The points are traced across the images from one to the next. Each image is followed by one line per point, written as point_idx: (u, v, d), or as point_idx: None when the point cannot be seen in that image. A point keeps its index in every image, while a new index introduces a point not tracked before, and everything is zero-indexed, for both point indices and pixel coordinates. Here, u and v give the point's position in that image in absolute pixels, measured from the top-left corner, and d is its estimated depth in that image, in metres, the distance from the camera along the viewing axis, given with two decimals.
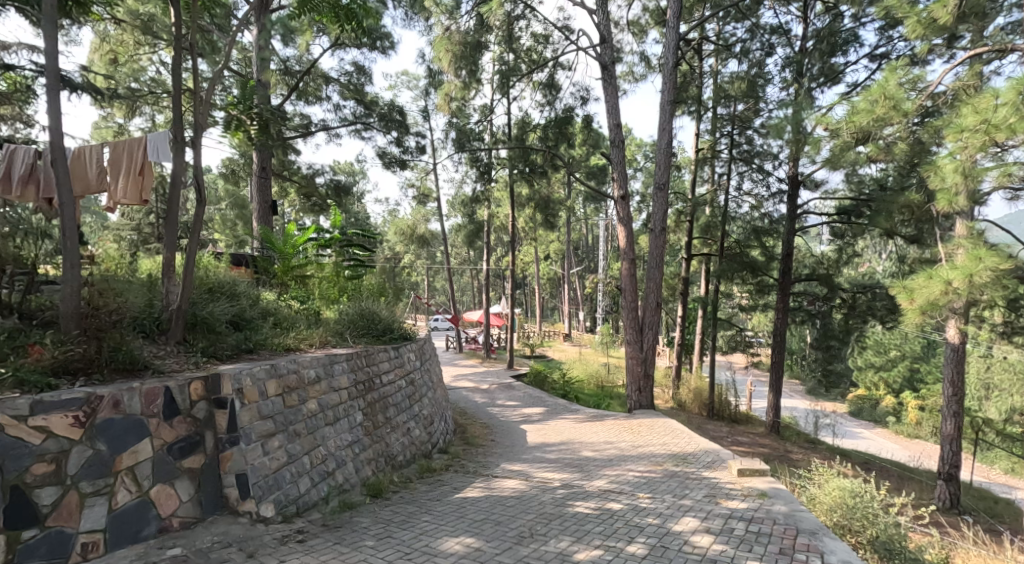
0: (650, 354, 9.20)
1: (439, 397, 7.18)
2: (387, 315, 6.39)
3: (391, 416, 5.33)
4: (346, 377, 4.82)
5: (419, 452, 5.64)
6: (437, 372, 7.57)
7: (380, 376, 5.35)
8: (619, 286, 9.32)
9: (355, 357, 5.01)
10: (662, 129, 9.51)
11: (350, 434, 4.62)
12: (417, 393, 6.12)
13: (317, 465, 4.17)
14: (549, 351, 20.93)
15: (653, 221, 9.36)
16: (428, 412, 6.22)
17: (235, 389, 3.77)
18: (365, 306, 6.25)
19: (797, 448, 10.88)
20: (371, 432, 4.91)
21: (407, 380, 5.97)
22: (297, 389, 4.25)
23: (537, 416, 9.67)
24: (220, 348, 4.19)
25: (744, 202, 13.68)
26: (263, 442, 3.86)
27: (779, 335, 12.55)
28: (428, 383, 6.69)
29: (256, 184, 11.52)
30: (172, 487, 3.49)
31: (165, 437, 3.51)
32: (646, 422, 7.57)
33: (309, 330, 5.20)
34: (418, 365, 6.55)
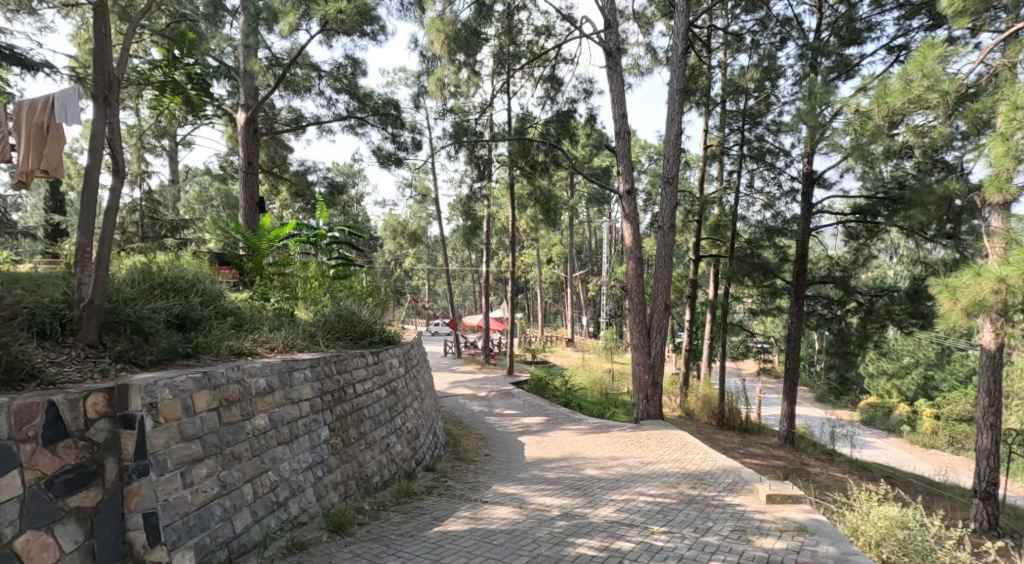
0: (658, 361, 8.57)
1: (429, 405, 6.62)
2: (370, 318, 5.81)
3: (366, 431, 4.76)
4: (308, 388, 4.23)
5: (399, 471, 5.06)
6: (426, 379, 6.99)
7: (353, 385, 4.77)
8: (624, 287, 8.72)
9: (321, 364, 4.43)
10: (671, 119, 8.92)
11: (311, 454, 4.07)
12: (400, 403, 5.54)
13: (262, 495, 3.62)
14: (551, 357, 20.33)
15: (662, 218, 8.74)
16: (413, 425, 5.64)
17: (147, 405, 3.13)
18: (344, 307, 5.67)
19: (814, 460, 10.24)
20: (338, 451, 4.35)
21: (389, 389, 5.40)
22: (239, 402, 3.66)
23: (537, 426, 9.05)
24: (143, 353, 3.57)
25: (755, 200, 13.07)
26: (185, 470, 3.25)
27: (792, 340, 11.91)
28: (415, 391, 6.12)
29: (242, 180, 10.87)
30: (50, 533, 2.78)
31: (43, 468, 2.80)
32: (655, 435, 6.94)
33: (273, 332, 4.62)
34: (403, 371, 5.97)
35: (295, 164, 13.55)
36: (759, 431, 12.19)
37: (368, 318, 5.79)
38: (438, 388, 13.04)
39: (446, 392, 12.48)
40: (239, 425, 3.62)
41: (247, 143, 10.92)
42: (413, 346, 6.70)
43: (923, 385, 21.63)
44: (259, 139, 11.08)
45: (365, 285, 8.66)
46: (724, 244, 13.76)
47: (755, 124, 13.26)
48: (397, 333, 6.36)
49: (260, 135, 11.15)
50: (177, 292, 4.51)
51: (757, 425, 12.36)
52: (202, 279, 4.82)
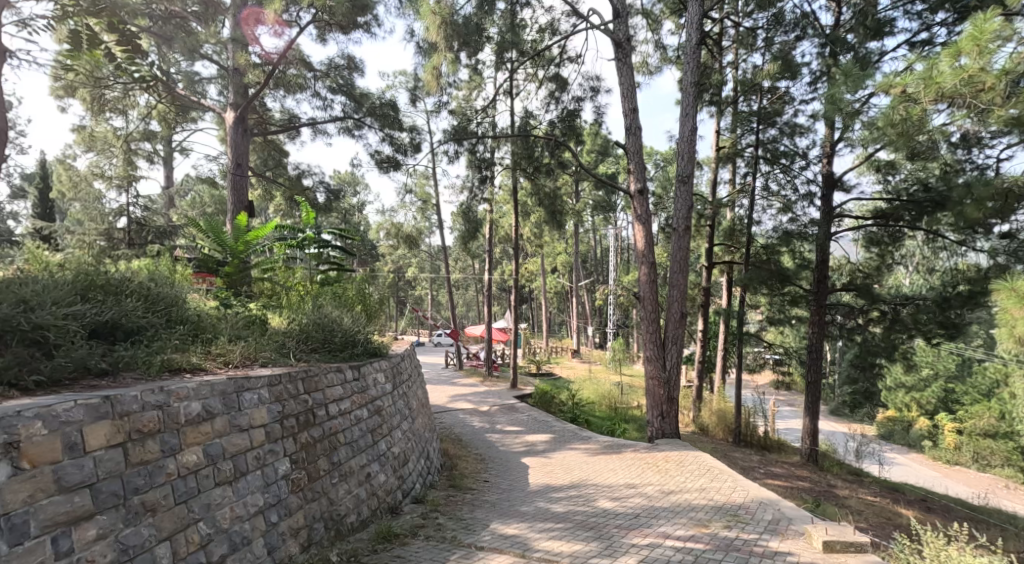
0: (674, 374, 7.88)
1: (423, 427, 6.04)
2: (356, 328, 5.21)
3: (337, 462, 4.22)
4: (262, 413, 3.69)
5: (377, 507, 4.48)
6: (419, 396, 6.42)
7: (322, 408, 4.20)
8: (636, 294, 8.09)
9: (281, 383, 3.87)
10: (685, 114, 8.31)
11: (260, 496, 3.51)
12: (385, 426, 4.99)
13: (188, 554, 3.03)
14: (557, 369, 19.62)
15: (674, 219, 8.13)
16: (400, 450, 5.08)
17: (2, 445, 2.46)
18: (326, 315, 5.08)
19: (841, 482, 9.51)
20: (301, 489, 3.82)
21: (372, 410, 4.85)
22: (160, 434, 3.05)
23: (542, 445, 8.36)
24: (36, 370, 2.96)
25: (771, 204, 12.42)
26: (60, 532, 2.58)
27: (813, 352, 11.22)
28: (405, 410, 5.55)
29: (229, 182, 10.24)
30: None
31: None
32: (674, 457, 6.28)
33: (231, 344, 4.05)
34: (392, 388, 5.41)
35: (289, 167, 12.99)
36: (779, 447, 11.46)
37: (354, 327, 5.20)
38: (438, 402, 12.36)
39: (446, 407, 11.80)
40: (156, 465, 3.00)
41: (235, 143, 10.33)
42: (405, 361, 6.17)
43: (944, 397, 20.83)
44: (249, 139, 10.51)
45: (357, 291, 8.05)
46: (738, 251, 13.07)
47: (771, 125, 12.60)
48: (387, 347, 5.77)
49: (249, 135, 10.56)
50: (120, 295, 3.96)
51: (776, 442, 11.63)
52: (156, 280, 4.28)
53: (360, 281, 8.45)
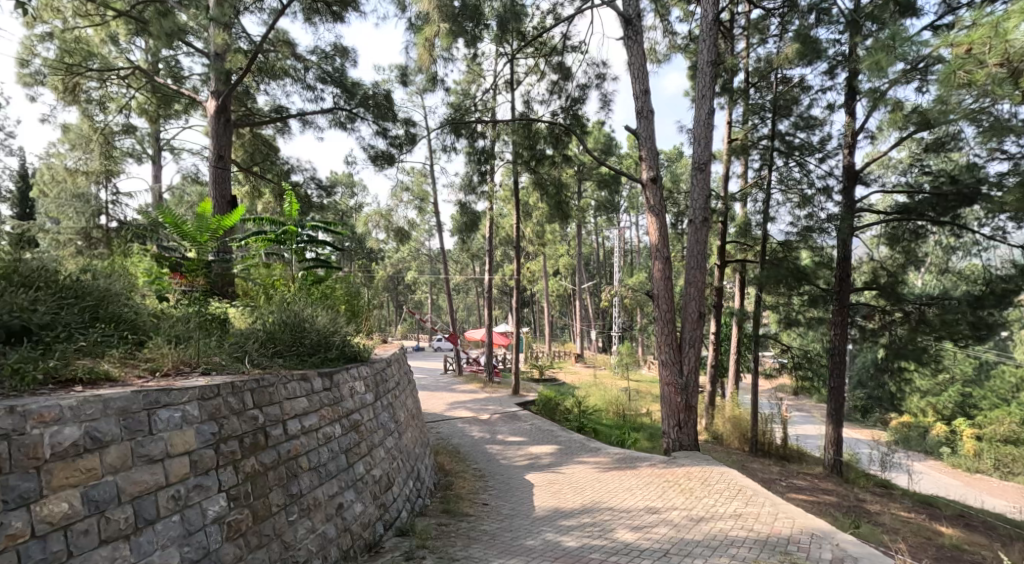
0: (692, 380, 7.18)
1: (414, 441, 5.41)
2: (332, 328, 4.55)
3: (297, 493, 3.59)
4: (188, 437, 3.05)
5: (348, 547, 3.83)
6: (411, 405, 5.78)
7: (275, 428, 3.55)
8: (649, 293, 7.40)
9: (214, 398, 3.21)
10: (700, 96, 7.63)
11: (176, 549, 2.87)
12: (363, 444, 4.35)
13: None
14: (560, 374, 18.91)
15: (689, 212, 7.46)
16: (382, 473, 4.44)
17: None
18: (297, 313, 4.44)
19: (869, 495, 8.81)
20: (241, 534, 3.18)
21: (347, 426, 4.21)
22: (7, 474, 2.42)
23: (547, 458, 7.67)
24: None
25: (787, 199, 11.75)
26: None
27: (835, 356, 10.52)
28: (390, 424, 4.91)
29: (211, 175, 9.58)
30: None
31: None
32: (697, 474, 5.62)
33: (164, 347, 3.42)
34: (375, 398, 4.77)
35: (278, 162, 12.34)
36: (799, 457, 10.76)
37: (329, 326, 4.54)
38: (435, 409, 11.65)
39: (443, 415, 11.10)
40: None
41: (217, 133, 9.67)
42: (393, 365, 5.54)
43: (961, 402, 20.16)
44: (231, 130, 9.86)
45: (342, 291, 7.34)
46: (751, 249, 12.41)
47: (785, 117, 11.96)
48: (370, 350, 5.13)
49: (232, 126, 9.91)
50: (31, 286, 3.37)
51: (796, 452, 10.92)
52: (84, 272, 3.68)
53: (346, 280, 7.73)
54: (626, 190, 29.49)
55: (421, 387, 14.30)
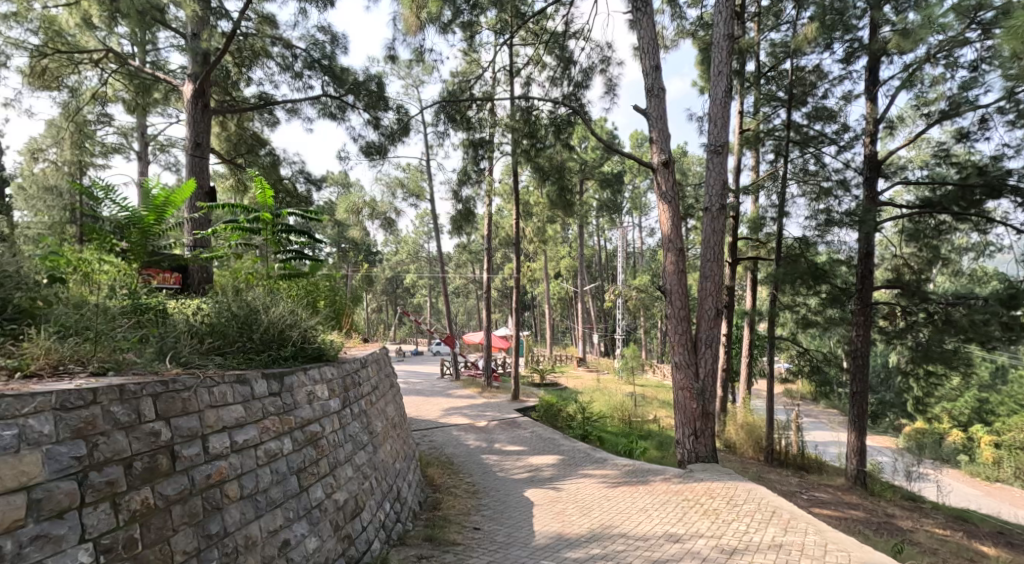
0: (709, 383, 6.48)
1: (394, 454, 4.77)
2: (291, 319, 3.94)
3: (217, 532, 2.90)
4: (32, 466, 2.35)
5: None
6: (392, 411, 5.14)
7: (187, 449, 2.86)
8: (661, 288, 6.74)
9: (85, 412, 2.53)
10: (717, 72, 6.93)
11: None
12: (322, 462, 3.70)
13: None
14: (561, 378, 18.18)
15: (705, 199, 6.79)
16: (345, 497, 3.78)
17: None
18: (248, 302, 3.84)
19: (898, 510, 8.09)
20: None
21: (300, 440, 3.56)
22: None
23: (547, 471, 6.96)
24: None
25: (803, 192, 11.10)
26: None
27: (857, 359, 9.82)
28: (361, 434, 4.27)
29: (187, 164, 8.90)
30: None
31: None
32: (719, 491, 4.95)
33: (55, 343, 2.82)
34: (343, 404, 4.13)
35: (265, 153, 11.69)
36: (818, 468, 10.03)
37: (286, 317, 3.93)
38: (429, 416, 10.92)
39: (438, 421, 10.40)
40: None
41: (194, 120, 8.93)
42: (372, 364, 4.93)
43: (978, 408, 19.39)
44: (210, 116, 9.12)
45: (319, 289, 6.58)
46: (763, 246, 11.72)
47: (799, 106, 11.30)
48: (341, 347, 4.51)
49: (211, 112, 9.20)
50: None
51: (815, 462, 10.19)
52: None
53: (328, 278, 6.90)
54: (629, 191, 28.87)
55: (416, 392, 13.57)
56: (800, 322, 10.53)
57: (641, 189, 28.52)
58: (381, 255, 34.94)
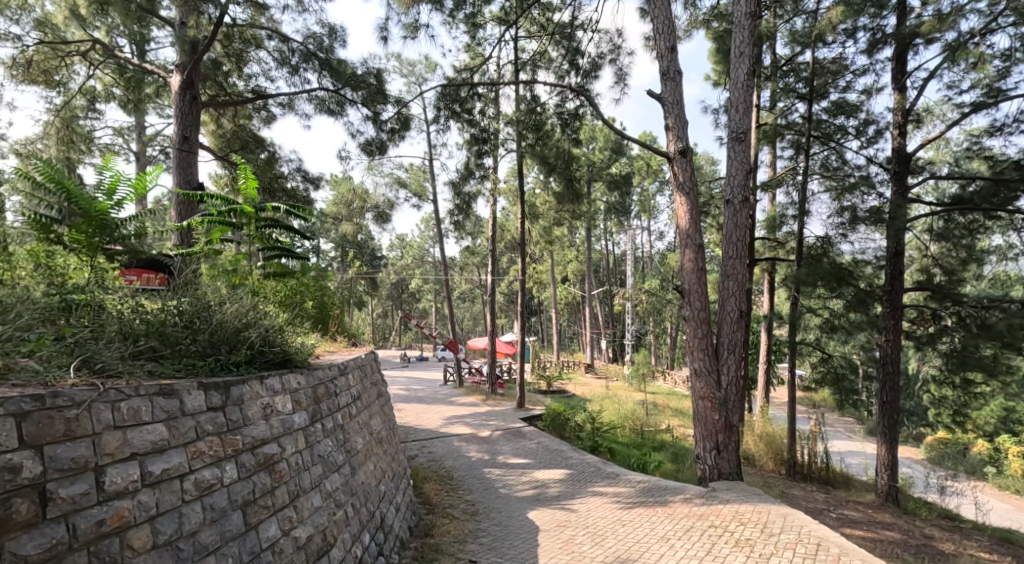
0: (732, 392, 5.91)
1: (375, 475, 4.24)
2: (246, 318, 3.44)
3: None
4: None
5: None
6: (376, 425, 4.61)
7: (73, 484, 2.31)
8: (679, 288, 6.17)
9: None
10: (739, 52, 6.33)
11: None
12: (279, 492, 3.17)
13: None
14: (569, 385, 17.57)
15: (726, 191, 6.22)
16: (308, 533, 3.25)
17: None
18: (196, 298, 3.36)
19: (935, 530, 7.48)
20: None
21: (248, 466, 3.02)
22: None
23: (555, 488, 6.39)
24: None
25: (825, 189, 10.51)
26: None
27: (887, 366, 9.20)
28: (332, 454, 3.74)
29: (174, 159, 8.35)
30: None
31: None
32: (749, 515, 4.40)
33: None
34: (311, 420, 3.60)
35: (262, 151, 11.22)
36: (845, 483, 9.38)
37: (239, 316, 3.44)
38: (429, 425, 10.37)
39: (438, 431, 9.84)
40: None
41: (180, 111, 8.38)
42: (352, 372, 4.41)
43: (1004, 417, 18.63)
44: (200, 108, 8.56)
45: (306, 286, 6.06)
46: (782, 247, 11.13)
47: (820, 99, 10.73)
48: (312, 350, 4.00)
49: (200, 104, 8.63)
50: None
51: (841, 476, 9.56)
52: None
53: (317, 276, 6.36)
54: (637, 194, 28.35)
55: (417, 399, 13.01)
56: (824, 327, 9.92)
57: (650, 192, 28.02)
58: (385, 259, 34.44)
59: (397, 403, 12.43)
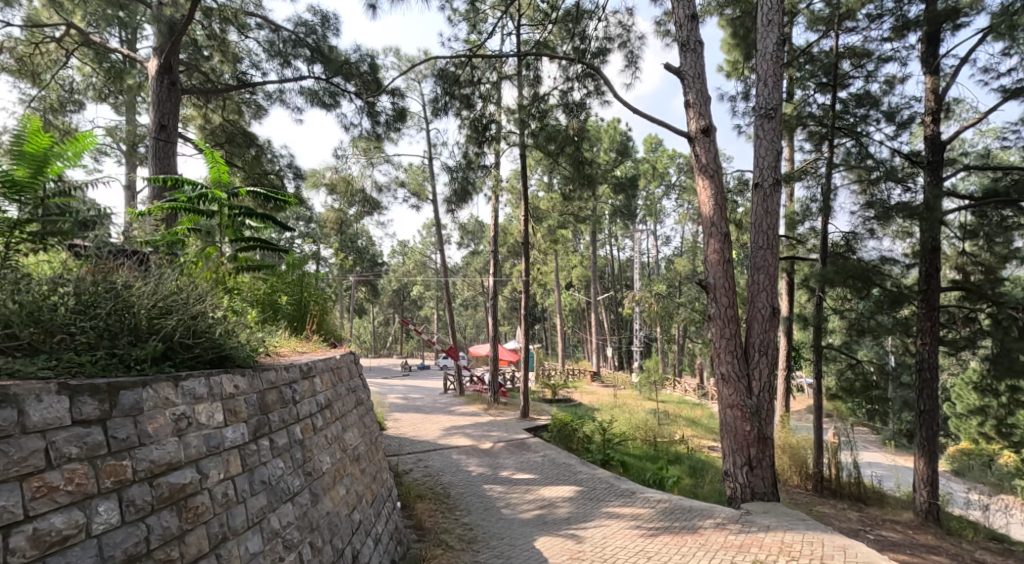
0: (766, 400, 5.20)
1: (339, 504, 3.50)
2: (166, 303, 2.75)
3: None
4: None
5: None
6: (344, 442, 3.89)
7: None
8: (703, 283, 5.49)
9: None
10: (771, 17, 5.51)
11: None
12: (193, 538, 2.39)
13: None
14: (575, 394, 16.87)
15: (753, 172, 5.54)
16: None
17: None
18: (105, 277, 2.69)
19: (985, 554, 6.76)
20: None
21: (141, 505, 2.22)
22: None
23: (564, 509, 5.67)
24: None
25: (849, 183, 9.86)
26: None
27: (923, 372, 8.47)
28: (279, 481, 2.99)
29: (151, 150, 7.65)
30: None
31: None
32: (798, 547, 3.72)
33: None
34: (251, 437, 2.87)
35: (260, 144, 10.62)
36: (879, 500, 8.63)
37: (160, 299, 2.74)
38: (427, 436, 9.68)
39: (436, 443, 9.15)
40: None
41: (157, 97, 7.65)
42: (315, 378, 3.71)
43: None
44: (178, 95, 7.82)
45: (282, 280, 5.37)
46: (802, 245, 10.45)
47: (843, 87, 10.07)
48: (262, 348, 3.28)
49: (180, 90, 7.89)
50: None
51: (873, 492, 8.82)
52: None
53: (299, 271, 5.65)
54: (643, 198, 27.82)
55: (415, 409, 12.31)
56: (852, 330, 9.22)
57: (655, 196, 27.50)
58: (387, 266, 33.88)
59: (394, 413, 11.74)
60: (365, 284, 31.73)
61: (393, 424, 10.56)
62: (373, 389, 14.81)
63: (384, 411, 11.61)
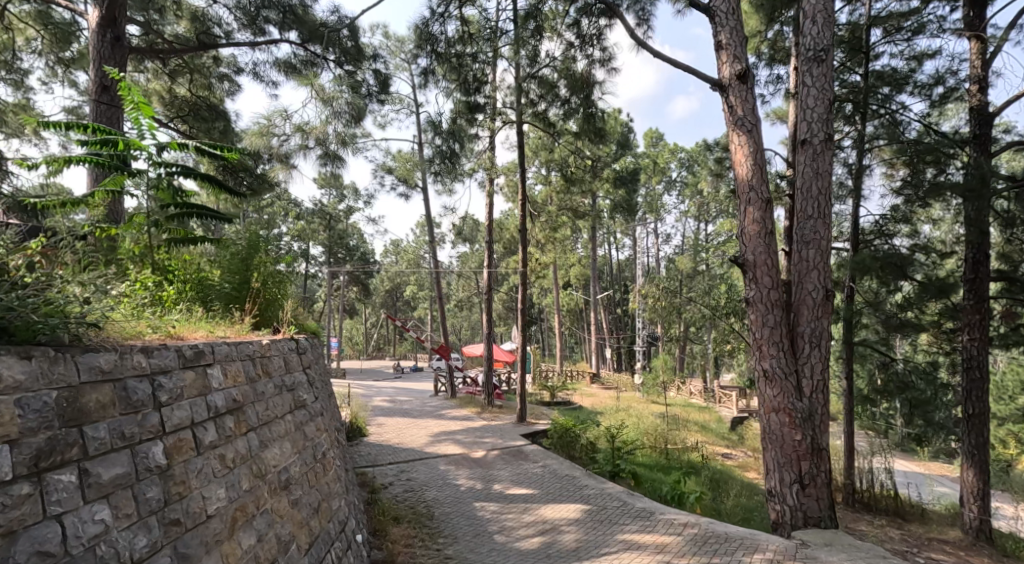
0: (820, 403, 4.25)
1: (233, 561, 2.53)
2: None
3: None
4: None
5: None
6: (260, 465, 2.91)
7: None
8: (738, 260, 4.54)
9: None
10: None
11: None
12: None
13: None
14: (575, 397, 15.88)
15: (800, 127, 4.57)
16: None
17: None
18: None
19: None
20: None
21: None
22: None
23: (569, 536, 4.70)
24: None
25: (883, 164, 8.91)
26: None
27: (971, 372, 7.54)
28: (93, 546, 2.00)
29: (91, 114, 6.50)
30: None
31: None
32: None
33: None
34: (28, 473, 1.89)
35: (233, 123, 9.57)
36: (920, 514, 7.67)
37: None
38: (413, 443, 8.69)
39: (422, 451, 8.17)
40: None
41: (100, 57, 6.60)
42: (210, 373, 2.73)
43: None
44: (125, 53, 6.78)
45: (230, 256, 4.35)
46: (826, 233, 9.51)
47: (874, 59, 9.15)
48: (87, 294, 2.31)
49: (127, 48, 6.84)
50: None
51: (911, 507, 7.86)
52: None
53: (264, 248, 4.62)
54: (644, 194, 26.95)
55: (402, 413, 11.29)
56: (885, 326, 8.30)
57: (656, 193, 26.60)
58: (380, 265, 32.84)
59: (378, 417, 10.75)
60: (357, 284, 30.63)
61: (376, 430, 9.53)
62: (359, 392, 13.76)
63: (368, 415, 10.59)
